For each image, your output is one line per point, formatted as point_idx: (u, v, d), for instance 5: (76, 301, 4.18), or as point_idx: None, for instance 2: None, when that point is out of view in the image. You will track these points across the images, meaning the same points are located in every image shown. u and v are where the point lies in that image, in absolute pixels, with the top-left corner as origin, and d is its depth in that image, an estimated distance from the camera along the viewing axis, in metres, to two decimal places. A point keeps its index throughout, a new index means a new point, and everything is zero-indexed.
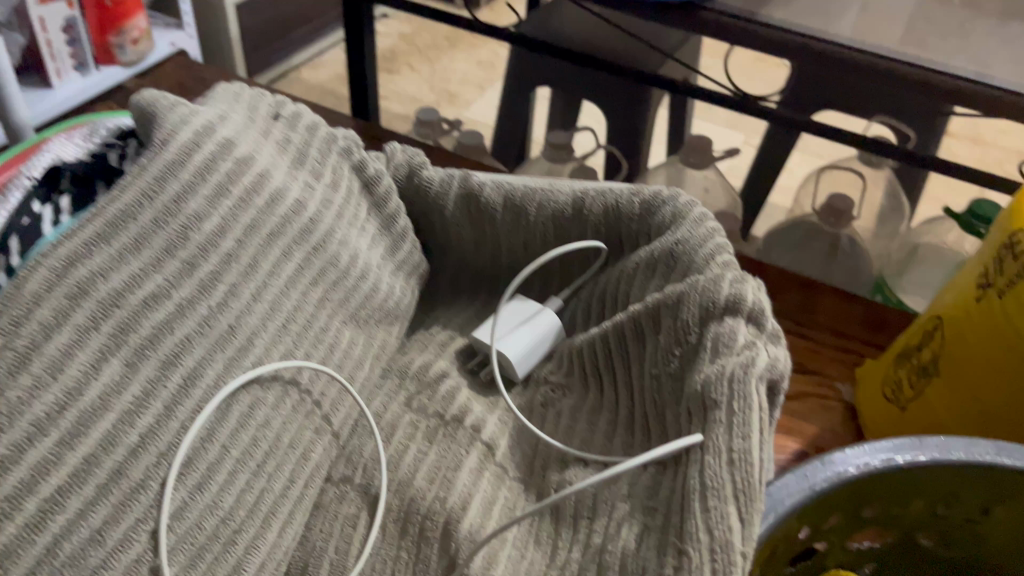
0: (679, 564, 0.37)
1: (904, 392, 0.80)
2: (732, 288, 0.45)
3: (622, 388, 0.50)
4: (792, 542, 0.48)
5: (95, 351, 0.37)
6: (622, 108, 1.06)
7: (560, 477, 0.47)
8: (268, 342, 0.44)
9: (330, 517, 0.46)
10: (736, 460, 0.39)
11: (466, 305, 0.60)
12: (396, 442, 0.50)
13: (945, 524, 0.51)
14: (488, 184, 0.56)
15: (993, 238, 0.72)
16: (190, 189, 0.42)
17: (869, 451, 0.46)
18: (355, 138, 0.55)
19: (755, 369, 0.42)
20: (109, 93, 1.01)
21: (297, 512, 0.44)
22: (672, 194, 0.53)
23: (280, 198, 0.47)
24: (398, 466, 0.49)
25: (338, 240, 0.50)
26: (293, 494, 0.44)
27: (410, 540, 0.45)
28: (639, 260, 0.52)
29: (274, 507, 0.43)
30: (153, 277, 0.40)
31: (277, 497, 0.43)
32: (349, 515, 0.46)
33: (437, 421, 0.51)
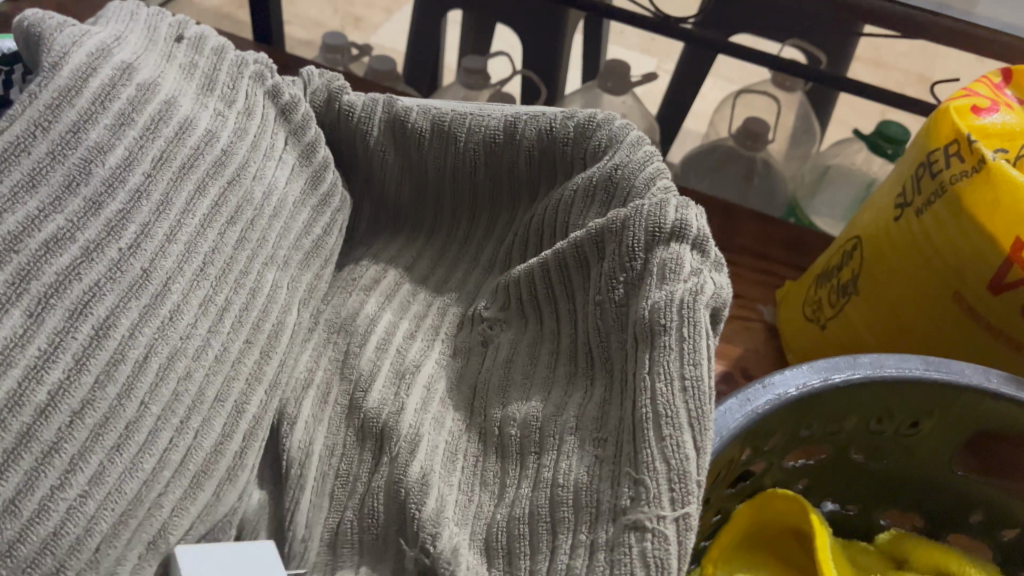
0: (636, 495, 0.36)
1: (824, 311, 0.81)
2: (677, 214, 0.45)
3: (565, 318, 0.49)
4: (735, 463, 0.48)
5: None
6: (539, 33, 1.05)
7: (502, 414, 0.46)
8: (186, 287, 0.41)
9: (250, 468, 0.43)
10: (689, 388, 0.39)
11: (391, 241, 0.58)
12: (313, 391, 0.48)
13: (877, 439, 0.52)
14: (414, 109, 0.55)
15: (910, 156, 0.72)
16: (89, 118, 0.40)
17: (808, 371, 0.47)
18: (267, 62, 0.52)
19: (703, 296, 0.42)
20: None
21: (240, 470, 0.42)
22: (607, 117, 0.52)
23: (190, 127, 0.44)
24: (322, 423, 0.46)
25: (253, 174, 0.47)
26: (230, 450, 0.41)
27: (356, 498, 0.44)
28: (576, 186, 0.51)
29: (206, 467, 0.40)
30: (54, 218, 0.37)
31: (209, 455, 0.40)
32: (295, 475, 0.44)
33: (361, 367, 0.48)
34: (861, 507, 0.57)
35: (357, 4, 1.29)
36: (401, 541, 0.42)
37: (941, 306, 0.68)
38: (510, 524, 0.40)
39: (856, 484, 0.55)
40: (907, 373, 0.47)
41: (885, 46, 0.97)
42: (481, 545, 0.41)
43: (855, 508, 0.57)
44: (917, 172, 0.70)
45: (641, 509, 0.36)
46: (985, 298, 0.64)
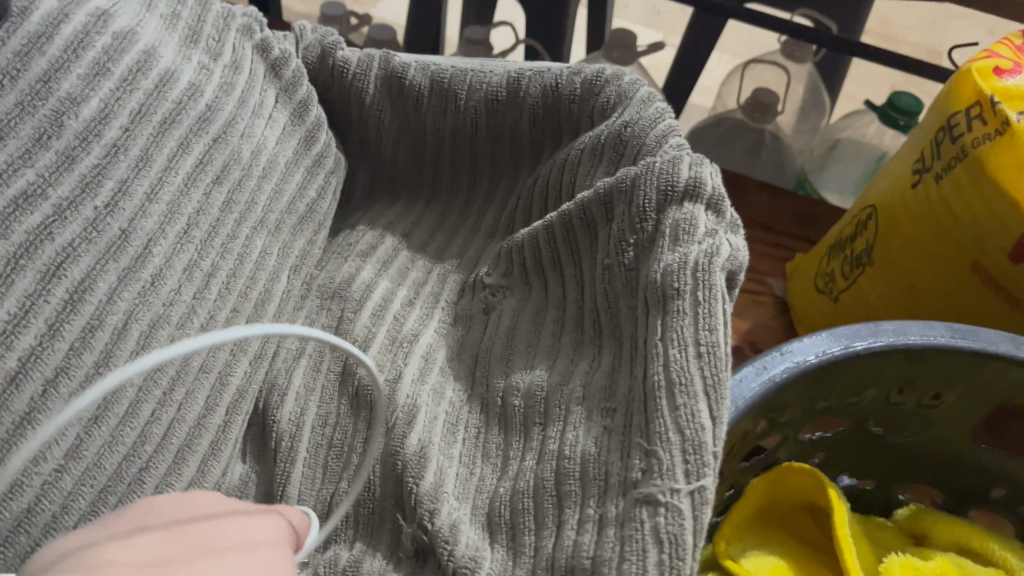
0: (648, 467, 0.34)
1: (837, 283, 0.79)
2: (691, 172, 0.42)
3: (571, 283, 0.46)
4: (749, 436, 0.46)
5: None
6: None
7: (505, 384, 0.43)
8: (169, 250, 0.39)
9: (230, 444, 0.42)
10: (704, 354, 0.36)
11: (388, 207, 0.56)
12: (305, 362, 0.46)
13: (897, 412, 0.50)
14: (412, 66, 0.52)
15: (930, 120, 0.69)
16: (61, 67, 0.37)
17: (827, 338, 0.44)
18: (257, 17, 0.50)
19: (719, 259, 0.39)
20: None
21: (223, 444, 0.42)
22: (616, 73, 0.49)
23: (171, 81, 0.41)
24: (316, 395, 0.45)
25: (239, 133, 0.44)
26: (213, 423, 0.41)
27: (352, 471, 0.42)
28: (583, 145, 0.48)
29: (189, 440, 0.39)
30: (24, 172, 0.34)
31: (192, 428, 0.40)
32: (285, 449, 0.43)
33: (356, 332, 0.46)
34: (879, 482, 0.54)
35: None
36: (398, 517, 0.40)
37: (959, 275, 0.65)
38: (513, 497, 0.38)
39: (876, 460, 0.53)
40: (931, 341, 0.44)
41: (902, 9, 0.93)
42: (482, 519, 0.39)
43: (873, 483, 0.55)
44: (937, 137, 0.67)
45: (653, 482, 0.34)
46: (1008, 267, 0.61)
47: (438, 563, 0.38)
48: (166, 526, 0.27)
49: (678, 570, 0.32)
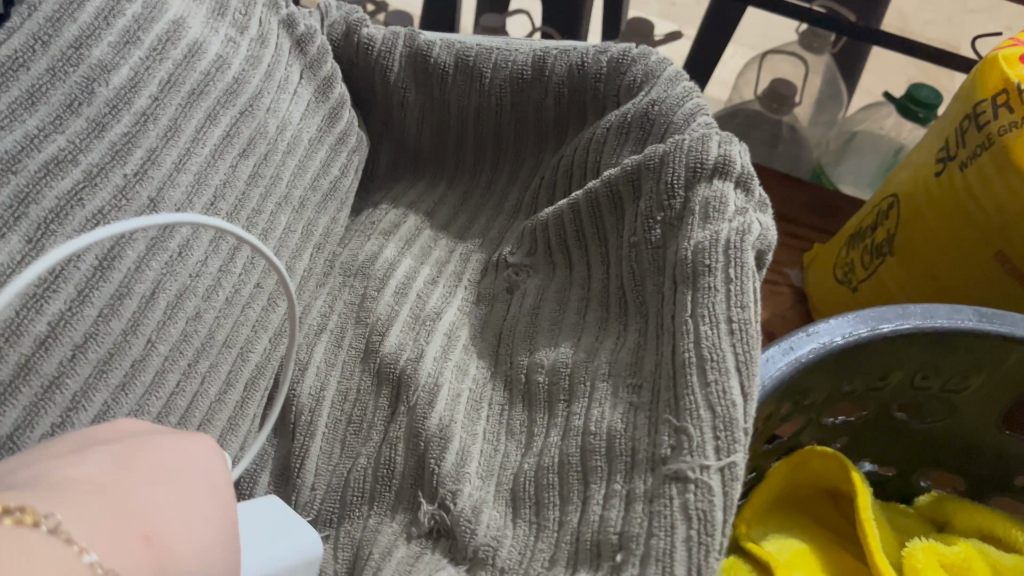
0: (677, 443, 0.34)
1: (856, 272, 0.78)
2: (720, 150, 0.42)
3: (596, 261, 0.46)
4: (773, 420, 0.45)
5: None
6: None
7: (529, 360, 0.43)
8: (196, 221, 0.38)
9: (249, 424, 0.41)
10: (737, 331, 0.36)
11: (409, 187, 0.55)
12: (326, 338, 0.45)
13: (923, 397, 0.49)
14: (437, 43, 0.52)
15: (955, 107, 0.68)
16: (92, 34, 0.37)
17: (855, 319, 0.44)
18: None
19: (750, 237, 0.39)
20: None
21: (241, 419, 0.41)
22: (643, 52, 0.49)
23: (199, 52, 0.41)
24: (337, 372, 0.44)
25: (266, 107, 0.44)
26: (231, 399, 0.40)
27: (372, 447, 0.42)
28: (610, 123, 0.48)
29: (210, 414, 0.39)
30: (55, 138, 0.34)
31: (213, 402, 0.39)
32: (305, 423, 0.43)
33: (378, 311, 0.46)
34: (900, 468, 0.54)
35: None
36: (418, 495, 0.40)
37: (982, 263, 0.64)
38: (537, 473, 0.38)
39: (898, 447, 0.52)
40: (958, 324, 0.44)
41: None
42: (506, 496, 0.38)
43: (894, 469, 0.54)
44: (962, 125, 0.66)
45: (682, 459, 0.33)
46: None
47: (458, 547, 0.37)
48: (112, 460, 0.22)
49: (706, 547, 0.31)
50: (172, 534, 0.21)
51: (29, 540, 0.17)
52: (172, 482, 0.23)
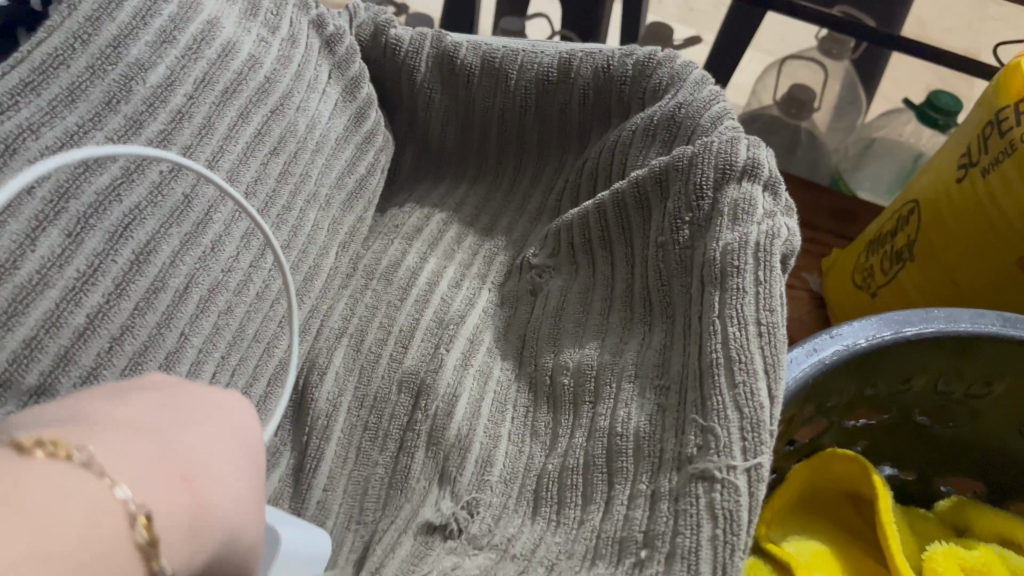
0: (704, 443, 0.34)
1: (875, 278, 0.78)
2: (748, 153, 0.42)
3: (621, 262, 0.46)
4: (796, 421, 0.45)
5: (30, 218, 0.32)
6: None
7: (554, 362, 0.43)
8: (228, 217, 0.39)
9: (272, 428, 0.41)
10: (765, 334, 0.36)
11: (432, 188, 0.56)
12: (346, 341, 0.44)
13: (946, 402, 0.49)
14: (464, 45, 0.53)
15: (976, 115, 0.68)
16: (130, 33, 0.38)
17: (879, 323, 0.44)
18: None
19: (778, 240, 0.40)
20: None
21: (264, 414, 0.40)
22: (668, 55, 0.49)
23: (233, 51, 0.42)
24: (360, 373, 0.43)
25: (296, 105, 0.45)
26: (255, 395, 0.40)
27: (389, 456, 0.41)
28: (636, 125, 0.48)
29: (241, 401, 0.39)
30: (95, 134, 0.35)
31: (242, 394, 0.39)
32: (321, 425, 0.42)
33: (400, 321, 0.45)
34: (921, 473, 0.54)
35: None
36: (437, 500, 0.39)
37: (1004, 268, 0.64)
38: (562, 474, 0.38)
39: (917, 452, 0.52)
40: (983, 329, 0.44)
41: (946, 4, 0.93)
42: (530, 499, 0.38)
43: (915, 474, 0.54)
44: (983, 131, 0.66)
45: (709, 458, 0.34)
46: None
47: None
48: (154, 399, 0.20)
49: (733, 545, 0.32)
50: (212, 485, 0.19)
51: (54, 473, 0.15)
52: (210, 423, 0.21)
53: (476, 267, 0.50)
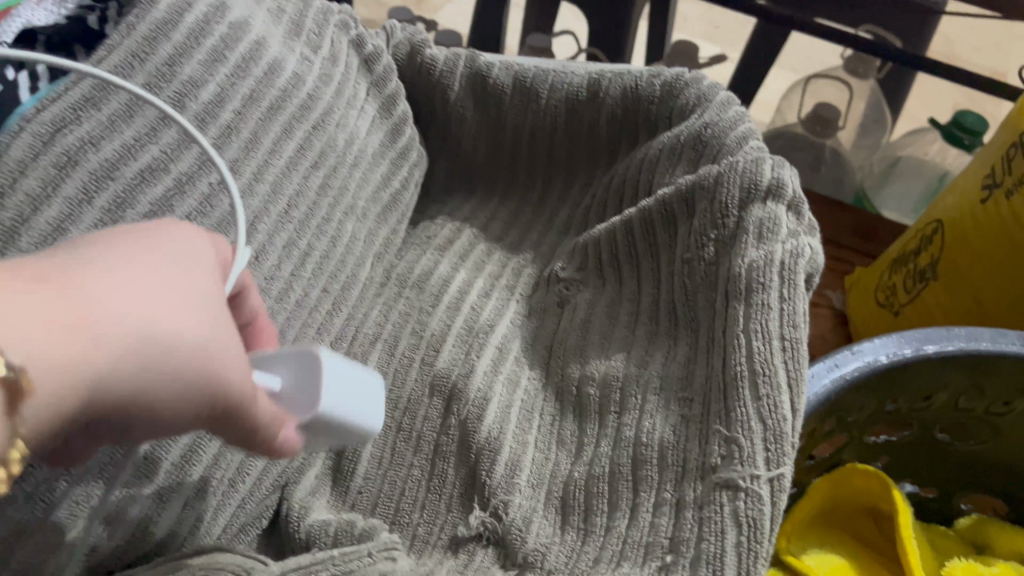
0: (728, 453, 0.35)
1: (898, 297, 0.79)
2: (773, 173, 0.43)
3: (647, 277, 0.47)
4: (817, 435, 0.46)
5: (89, 226, 0.34)
6: (608, 9, 1.03)
7: (580, 372, 0.44)
8: (272, 228, 0.41)
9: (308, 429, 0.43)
10: (788, 349, 0.38)
11: (463, 201, 0.57)
12: (380, 346, 0.46)
13: (965, 419, 0.49)
14: (497, 65, 0.54)
15: (1000, 137, 0.69)
16: (184, 52, 0.39)
17: (899, 340, 0.44)
18: (352, 13, 0.52)
19: (802, 260, 0.41)
20: None
21: None
22: (695, 77, 0.51)
23: (278, 70, 0.44)
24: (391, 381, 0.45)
25: (336, 121, 0.47)
26: None
27: (424, 458, 0.42)
28: (662, 144, 0.50)
29: None
30: (149, 148, 0.37)
31: None
32: None
33: (432, 326, 0.47)
34: (940, 490, 0.54)
35: None
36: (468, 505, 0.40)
37: None
38: (588, 482, 0.39)
39: (936, 468, 0.53)
40: (1003, 348, 0.45)
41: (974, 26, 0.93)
42: (556, 505, 0.40)
43: (934, 491, 0.54)
44: (1007, 153, 0.66)
45: (733, 468, 0.35)
46: None
47: (510, 552, 0.38)
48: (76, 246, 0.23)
49: (756, 552, 0.33)
50: (105, 301, 0.21)
51: None
52: (119, 248, 0.23)
53: (505, 279, 0.51)
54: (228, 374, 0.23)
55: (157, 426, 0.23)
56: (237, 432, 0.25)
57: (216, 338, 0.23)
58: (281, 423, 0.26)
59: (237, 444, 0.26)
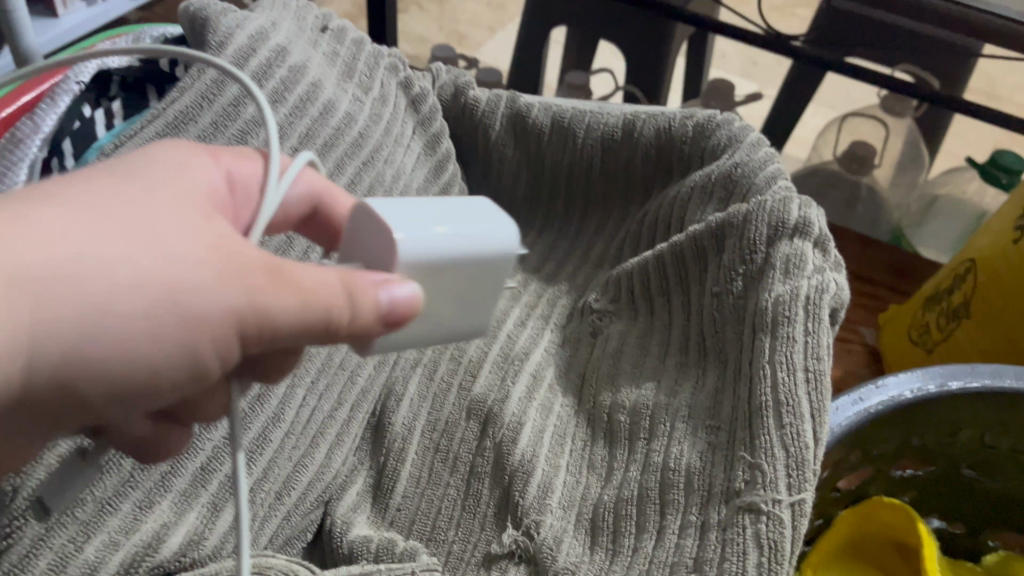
0: (752, 478, 0.37)
1: (932, 335, 0.79)
2: (800, 212, 0.45)
3: (678, 310, 0.49)
4: (842, 466, 0.47)
5: None
6: (647, 48, 1.06)
7: (612, 400, 0.46)
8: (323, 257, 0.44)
9: (350, 446, 0.46)
10: (812, 380, 0.39)
11: None
12: (420, 370, 0.48)
13: (993, 456, 0.50)
14: (536, 105, 0.57)
15: None
16: (247, 95, 0.43)
17: (924, 376, 0.45)
18: (400, 56, 0.55)
19: (827, 295, 0.42)
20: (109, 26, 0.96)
21: (345, 436, 0.46)
22: (727, 118, 0.53)
23: (332, 110, 0.47)
24: (430, 404, 0.47)
25: (385, 158, 0.49)
26: (339, 417, 0.46)
27: (459, 478, 0.44)
28: (694, 182, 0.52)
29: (321, 429, 0.45)
30: None
31: (325, 417, 0.45)
32: (397, 449, 0.46)
33: (470, 352, 0.49)
34: (969, 526, 0.54)
35: (462, 21, 1.26)
36: (499, 525, 0.42)
37: None
38: (617, 505, 0.41)
39: (965, 504, 0.53)
40: None
41: None
42: (586, 526, 0.41)
43: (963, 527, 0.55)
44: None
45: (756, 492, 0.36)
46: None
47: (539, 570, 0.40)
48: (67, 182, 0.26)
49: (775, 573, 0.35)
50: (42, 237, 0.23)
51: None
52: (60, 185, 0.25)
53: (540, 309, 0.53)
54: (199, 266, 0.25)
55: (169, 343, 0.25)
56: (274, 316, 0.26)
57: (165, 244, 0.25)
58: (355, 290, 0.27)
59: (308, 331, 0.26)
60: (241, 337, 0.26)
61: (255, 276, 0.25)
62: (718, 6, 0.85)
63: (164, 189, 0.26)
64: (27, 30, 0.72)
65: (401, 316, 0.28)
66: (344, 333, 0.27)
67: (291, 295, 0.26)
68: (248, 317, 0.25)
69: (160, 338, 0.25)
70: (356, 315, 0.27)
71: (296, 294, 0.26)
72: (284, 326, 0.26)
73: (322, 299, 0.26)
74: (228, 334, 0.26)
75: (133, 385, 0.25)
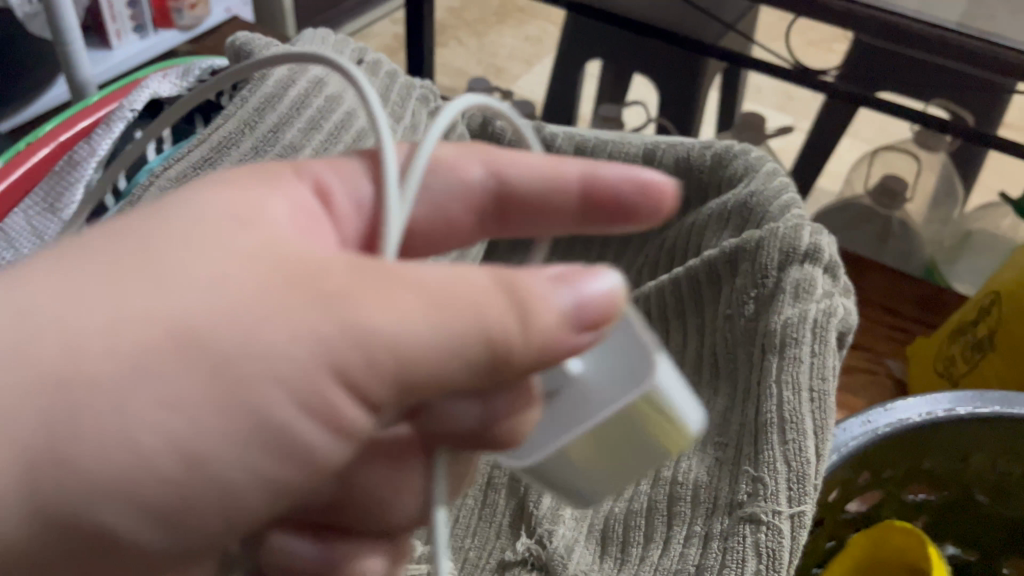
0: (755, 490, 0.38)
1: (957, 366, 0.78)
2: (811, 238, 0.47)
3: (692, 332, 0.51)
4: (850, 487, 0.48)
5: None
6: (679, 82, 1.07)
7: None
8: None
9: None
10: (816, 400, 0.40)
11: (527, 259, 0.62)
12: None
13: (1005, 482, 0.50)
14: (560, 136, 0.59)
15: None
16: (286, 122, 0.46)
17: (932, 401, 0.46)
18: (432, 87, 0.58)
19: (835, 319, 0.44)
20: (161, 58, 1.00)
21: None
22: (744, 149, 0.55)
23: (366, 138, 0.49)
24: None
25: None
26: None
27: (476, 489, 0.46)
28: (710, 212, 0.53)
29: None
30: None
31: None
32: None
33: None
34: (982, 553, 0.55)
35: (500, 55, 1.30)
36: (511, 537, 0.44)
37: None
38: (627, 516, 0.43)
39: (979, 531, 0.54)
40: None
41: None
42: (597, 536, 0.43)
43: (977, 554, 0.55)
44: None
45: (757, 504, 0.38)
46: None
47: None
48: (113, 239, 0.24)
49: None
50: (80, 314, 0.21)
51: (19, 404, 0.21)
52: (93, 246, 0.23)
53: None
54: (237, 292, 0.22)
55: (221, 406, 0.22)
56: (384, 328, 0.22)
57: (217, 283, 0.22)
58: (528, 291, 0.24)
59: (462, 351, 0.23)
60: (352, 376, 0.23)
61: (330, 279, 0.22)
62: (748, 43, 0.86)
63: (228, 214, 0.24)
64: (83, 61, 0.76)
65: (602, 316, 0.25)
66: (529, 350, 0.24)
67: (395, 302, 0.23)
68: (342, 340, 0.22)
69: (218, 418, 0.22)
70: (503, 309, 0.23)
71: (416, 296, 0.23)
72: (404, 345, 0.23)
73: (453, 300, 0.23)
74: (323, 377, 0.23)
75: (224, 475, 0.23)
